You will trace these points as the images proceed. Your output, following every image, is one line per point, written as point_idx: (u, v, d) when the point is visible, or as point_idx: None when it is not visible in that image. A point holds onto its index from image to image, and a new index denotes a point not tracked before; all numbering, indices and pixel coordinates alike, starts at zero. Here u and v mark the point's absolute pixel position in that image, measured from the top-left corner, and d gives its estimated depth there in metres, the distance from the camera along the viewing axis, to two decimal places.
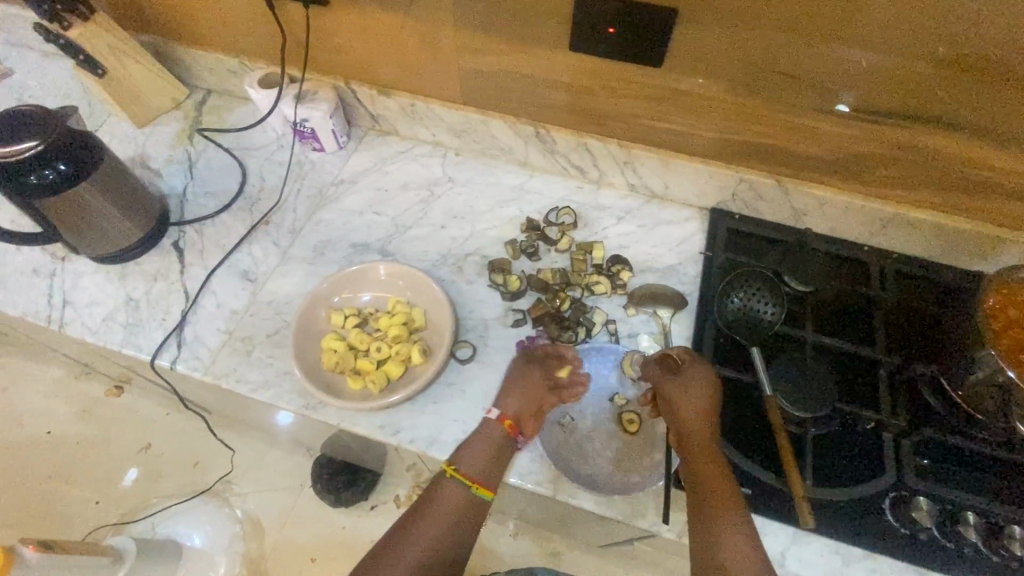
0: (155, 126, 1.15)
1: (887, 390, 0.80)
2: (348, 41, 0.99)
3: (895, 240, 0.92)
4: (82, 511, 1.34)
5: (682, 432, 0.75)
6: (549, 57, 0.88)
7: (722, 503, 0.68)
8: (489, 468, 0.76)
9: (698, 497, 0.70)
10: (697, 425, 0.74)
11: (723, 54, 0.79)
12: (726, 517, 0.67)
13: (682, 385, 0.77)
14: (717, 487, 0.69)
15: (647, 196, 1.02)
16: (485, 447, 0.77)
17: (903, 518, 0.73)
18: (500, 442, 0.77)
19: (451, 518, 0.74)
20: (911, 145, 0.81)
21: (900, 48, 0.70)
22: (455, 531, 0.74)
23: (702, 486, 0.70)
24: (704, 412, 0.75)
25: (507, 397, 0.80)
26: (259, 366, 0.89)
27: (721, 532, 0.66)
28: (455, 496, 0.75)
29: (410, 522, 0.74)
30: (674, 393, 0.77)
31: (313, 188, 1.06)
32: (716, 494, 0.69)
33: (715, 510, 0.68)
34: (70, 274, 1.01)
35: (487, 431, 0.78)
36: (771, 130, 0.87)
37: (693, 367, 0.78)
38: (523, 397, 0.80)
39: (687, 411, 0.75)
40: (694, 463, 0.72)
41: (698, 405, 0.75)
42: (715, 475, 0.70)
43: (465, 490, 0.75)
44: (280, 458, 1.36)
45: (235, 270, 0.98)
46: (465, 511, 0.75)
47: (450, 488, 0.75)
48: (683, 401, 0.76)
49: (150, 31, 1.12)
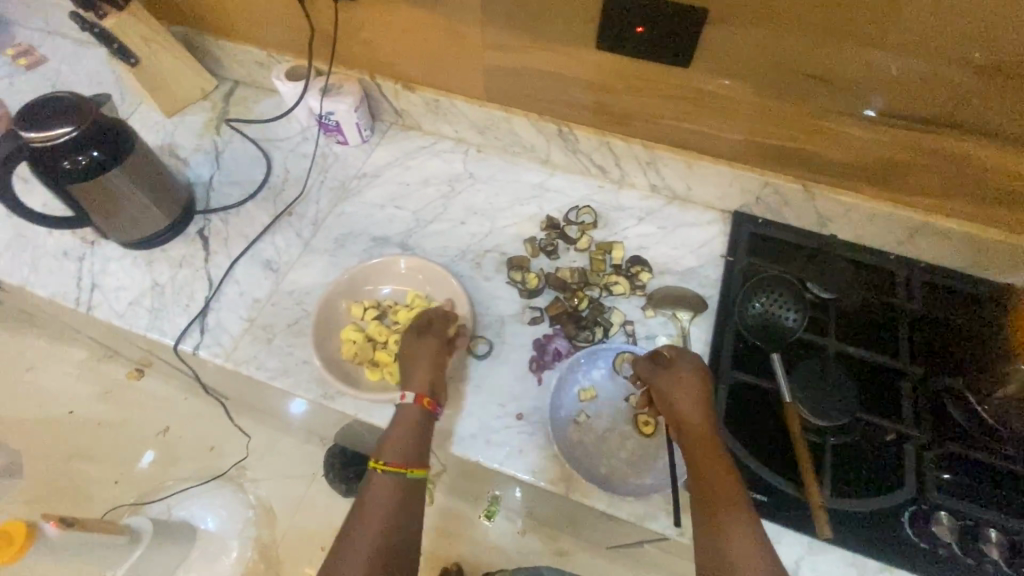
0: (184, 115, 1.17)
1: (910, 402, 0.78)
2: (375, 36, 0.99)
3: (924, 249, 0.90)
4: (102, 489, 1.37)
5: (678, 423, 0.73)
6: (575, 55, 0.88)
7: (724, 493, 0.66)
8: (413, 449, 0.75)
9: (699, 486, 0.68)
10: (694, 416, 0.73)
11: (751, 56, 0.78)
12: (729, 507, 0.65)
13: (674, 380, 0.76)
14: (718, 477, 0.68)
15: (668, 197, 1.02)
16: (407, 429, 0.76)
17: (922, 532, 0.72)
18: (417, 421, 0.76)
19: (388, 511, 0.71)
20: (944, 153, 0.79)
21: (935, 53, 0.69)
22: (393, 522, 0.71)
23: (702, 476, 0.68)
24: (699, 402, 0.74)
25: (410, 379, 0.79)
26: (279, 354, 0.90)
27: (725, 523, 0.64)
28: (386, 489, 0.73)
29: (350, 529, 0.70)
30: (669, 385, 0.75)
31: (336, 180, 1.07)
32: (718, 483, 0.67)
33: (718, 500, 0.66)
34: (98, 258, 1.03)
35: (404, 414, 0.77)
36: (798, 134, 0.85)
37: (683, 360, 0.77)
38: (427, 372, 0.80)
39: (683, 401, 0.74)
40: (692, 453, 0.71)
41: (694, 396, 0.74)
42: (716, 465, 0.69)
43: (397, 479, 0.73)
44: (293, 446, 1.38)
45: (258, 259, 1.00)
46: (398, 499, 0.72)
47: (382, 483, 0.73)
48: (678, 392, 0.74)
49: (182, 22, 1.14)
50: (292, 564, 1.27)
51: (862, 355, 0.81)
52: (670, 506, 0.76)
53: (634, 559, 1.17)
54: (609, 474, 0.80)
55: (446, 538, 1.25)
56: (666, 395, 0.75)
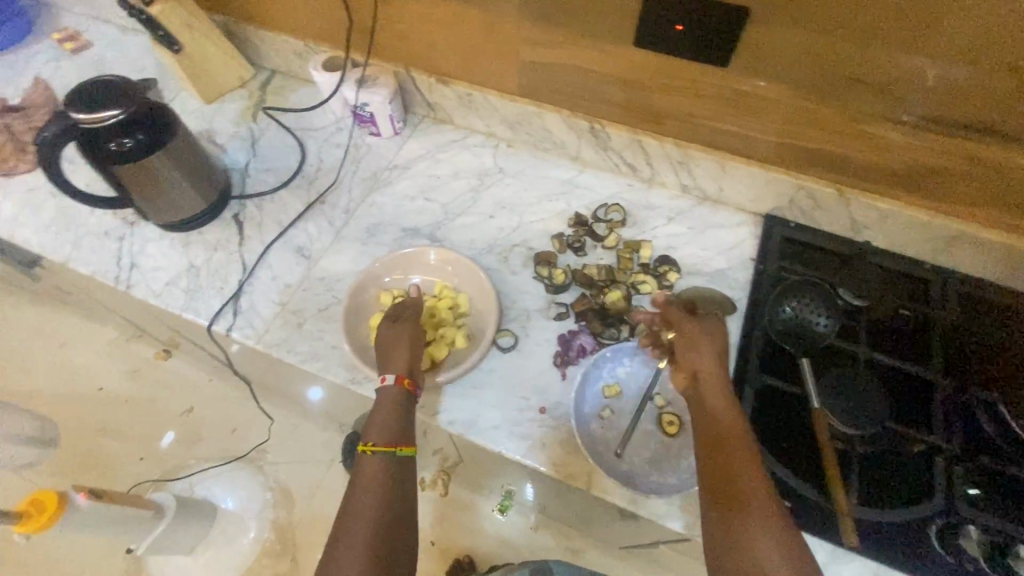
0: (222, 102, 1.20)
1: (942, 414, 0.77)
2: (412, 28, 1.00)
3: (961, 259, 0.88)
4: (129, 464, 1.41)
5: (694, 370, 0.73)
6: (612, 52, 0.88)
7: (736, 438, 0.66)
8: (398, 428, 0.75)
9: (710, 432, 0.67)
10: (712, 364, 0.72)
11: (791, 57, 0.77)
12: (740, 452, 0.64)
13: (699, 326, 0.76)
14: (731, 424, 0.67)
15: (699, 198, 1.01)
16: (391, 410, 0.76)
17: (950, 545, 0.71)
18: (399, 401, 0.77)
19: (380, 491, 0.69)
20: (987, 162, 0.77)
21: (982, 57, 0.67)
22: (386, 500, 0.68)
23: (715, 422, 0.68)
24: (718, 350, 0.74)
25: (388, 363, 0.80)
26: (309, 338, 0.92)
27: (734, 466, 0.63)
28: (377, 469, 0.71)
29: (343, 516, 0.67)
30: (691, 332, 0.75)
31: (368, 171, 1.09)
32: (730, 430, 0.67)
33: (730, 444, 0.65)
34: (137, 239, 1.06)
35: (388, 396, 0.77)
36: (835, 137, 0.84)
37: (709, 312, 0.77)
38: (403, 355, 0.80)
39: (702, 349, 0.73)
40: (706, 400, 0.70)
41: (713, 345, 0.74)
42: (728, 412, 0.68)
43: (388, 458, 0.72)
44: (314, 431, 1.41)
45: (290, 246, 1.02)
46: (389, 478, 0.70)
47: (374, 464, 0.71)
48: (700, 338, 0.75)
49: (224, 11, 1.17)
50: (309, 547, 1.30)
51: (893, 364, 0.80)
52: (692, 506, 0.76)
53: (647, 560, 1.17)
54: (631, 471, 0.81)
55: (460, 529, 1.27)
56: (686, 342, 0.75)
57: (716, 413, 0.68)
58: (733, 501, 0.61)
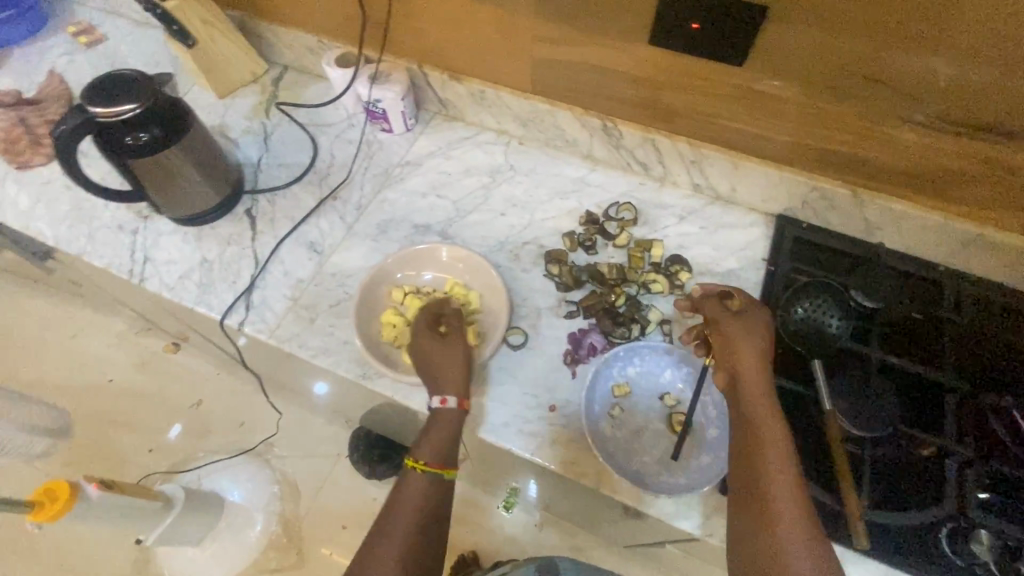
0: (235, 97, 1.20)
1: (955, 417, 0.77)
2: (426, 25, 1.00)
3: (975, 262, 0.87)
4: (139, 456, 1.43)
5: (734, 369, 0.73)
6: (627, 50, 0.88)
7: (773, 441, 0.66)
8: (448, 450, 0.77)
9: (746, 433, 0.67)
10: (753, 365, 0.72)
11: (809, 57, 0.77)
12: (775, 455, 0.65)
13: (741, 324, 0.75)
14: (769, 427, 0.67)
15: (710, 198, 1.01)
16: (444, 431, 0.78)
17: (960, 550, 0.71)
18: (451, 423, 0.78)
19: (418, 511, 0.72)
20: (1005, 165, 0.76)
21: (1004, 60, 0.67)
22: (423, 523, 0.71)
23: (752, 423, 0.68)
24: (757, 349, 0.73)
25: (439, 381, 0.80)
26: (321, 334, 0.92)
27: (768, 469, 0.64)
28: (421, 488, 0.74)
29: (379, 528, 0.71)
30: (734, 330, 0.75)
31: (380, 167, 1.09)
32: (767, 432, 0.67)
33: (765, 447, 0.65)
34: (151, 232, 1.07)
35: (441, 416, 0.78)
36: (851, 138, 0.83)
37: (752, 309, 0.76)
38: (457, 375, 0.80)
39: (744, 349, 0.73)
40: (745, 400, 0.70)
41: (756, 346, 0.73)
42: (767, 415, 0.68)
43: (434, 479, 0.75)
44: (321, 426, 1.41)
45: (302, 241, 1.02)
46: (429, 500, 0.73)
47: (421, 482, 0.74)
48: (740, 336, 0.74)
49: (238, 7, 1.17)
50: (315, 541, 1.31)
51: (906, 367, 0.80)
52: (702, 507, 0.76)
53: (651, 559, 1.17)
54: (642, 470, 0.81)
55: (465, 526, 1.27)
56: (727, 340, 0.74)
57: (755, 415, 0.68)
58: (765, 504, 0.62)
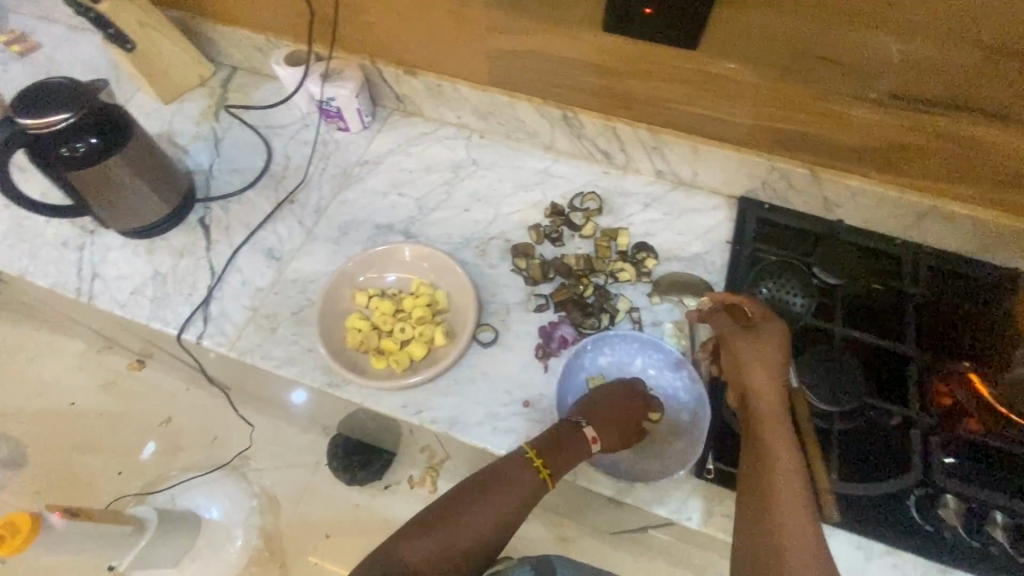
0: (181, 102, 1.15)
1: (917, 387, 0.78)
2: (376, 19, 0.98)
3: (931, 233, 0.89)
4: (106, 480, 1.37)
5: (748, 394, 0.72)
6: (580, 38, 0.87)
7: (785, 473, 0.66)
8: (560, 455, 0.75)
9: (759, 464, 0.68)
10: (768, 386, 0.71)
11: (760, 38, 0.77)
12: (786, 487, 0.65)
13: (755, 344, 0.73)
14: (782, 458, 0.67)
15: (674, 183, 1.01)
16: (564, 439, 0.76)
17: (929, 515, 0.72)
18: (570, 436, 0.76)
19: (496, 517, 0.73)
20: (953, 137, 0.78)
21: (946, 34, 0.68)
22: (490, 532, 0.72)
23: (765, 454, 0.68)
24: (774, 369, 0.72)
25: (585, 401, 0.81)
26: (284, 343, 0.90)
27: (778, 503, 0.64)
28: (515, 485, 0.74)
29: (464, 503, 0.73)
30: (748, 349, 0.73)
31: (338, 167, 1.06)
32: (781, 463, 0.67)
33: (779, 478, 0.66)
34: (98, 247, 1.02)
35: (566, 427, 0.77)
36: (806, 118, 0.84)
37: (767, 326, 0.74)
38: (606, 404, 0.79)
39: (757, 373, 0.72)
40: (759, 429, 0.70)
41: (772, 369, 0.72)
42: (782, 444, 0.68)
43: (531, 478, 0.74)
44: (296, 436, 1.37)
45: (260, 248, 0.99)
46: (509, 512, 0.73)
47: (521, 473, 0.74)
48: (754, 357, 0.73)
49: (179, 8, 1.12)
50: (297, 553, 1.27)
51: (869, 341, 0.81)
52: (677, 492, 0.77)
53: (639, 545, 1.17)
54: (617, 462, 0.81)
55: None
56: (739, 361, 0.73)
57: (768, 444, 0.68)
58: (773, 540, 0.63)
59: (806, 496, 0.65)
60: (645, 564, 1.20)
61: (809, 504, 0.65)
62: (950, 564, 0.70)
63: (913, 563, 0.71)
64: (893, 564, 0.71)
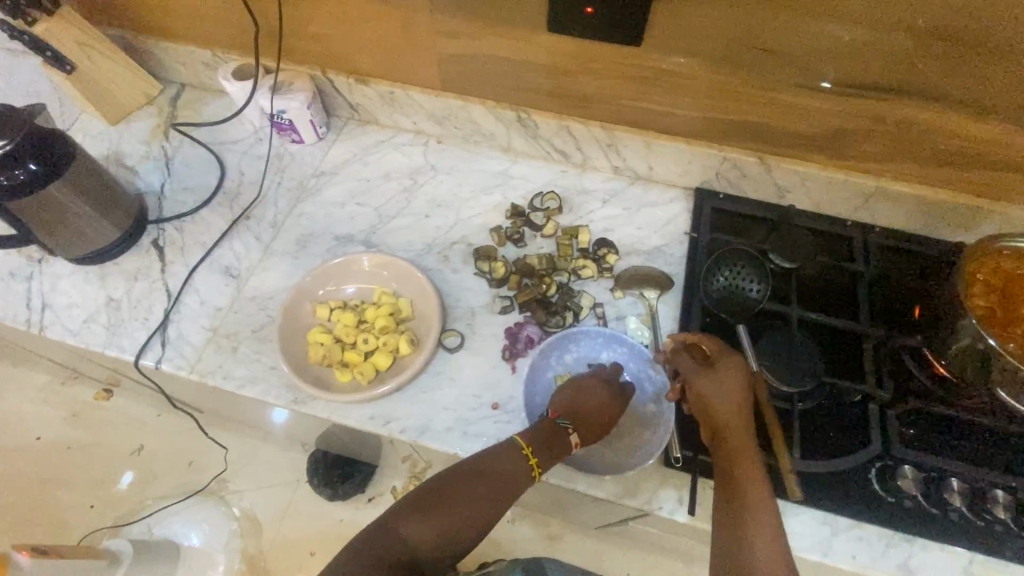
0: (128, 123, 1.13)
1: (872, 363, 0.81)
2: (323, 28, 0.97)
3: (878, 213, 0.92)
4: (76, 515, 1.33)
5: (716, 425, 0.73)
6: (526, 39, 0.87)
7: (759, 505, 0.67)
8: (545, 445, 0.75)
9: (732, 498, 0.68)
10: (735, 421, 0.72)
11: (701, 32, 0.79)
12: (759, 519, 0.66)
13: (718, 379, 0.75)
14: (754, 488, 0.68)
15: (631, 177, 1.02)
16: (548, 430, 0.76)
17: (889, 487, 0.74)
18: (552, 429, 0.77)
19: (487, 501, 0.72)
20: (892, 119, 0.81)
21: (877, 20, 0.71)
22: (482, 516, 0.72)
23: (737, 487, 0.69)
24: (740, 404, 0.73)
25: (562, 393, 0.81)
26: (246, 362, 0.88)
27: (752, 537, 0.65)
28: (506, 470, 0.72)
29: (456, 485, 0.72)
30: (710, 387, 0.74)
31: (294, 180, 1.04)
32: (752, 498, 0.67)
33: (749, 513, 0.66)
34: (48, 276, 0.99)
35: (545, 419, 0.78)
36: (752, 108, 0.86)
37: (727, 360, 0.76)
38: (585, 397, 0.80)
39: (724, 406, 0.73)
40: (731, 461, 0.71)
41: (737, 401, 0.73)
42: (753, 475, 0.69)
43: (520, 464, 0.73)
44: (273, 454, 1.35)
45: (217, 266, 0.97)
46: (501, 497, 0.72)
47: (510, 458, 0.73)
48: (719, 392, 0.74)
49: (120, 26, 1.09)
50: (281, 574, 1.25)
51: (824, 321, 0.83)
52: (648, 483, 0.78)
53: (624, 537, 1.18)
54: (588, 457, 0.82)
55: None
56: (705, 398, 0.74)
57: (740, 476, 0.69)
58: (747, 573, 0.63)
59: (778, 527, 0.66)
60: (631, 556, 1.20)
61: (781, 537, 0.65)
62: (910, 531, 0.73)
63: (877, 534, 0.73)
64: (858, 536, 0.73)
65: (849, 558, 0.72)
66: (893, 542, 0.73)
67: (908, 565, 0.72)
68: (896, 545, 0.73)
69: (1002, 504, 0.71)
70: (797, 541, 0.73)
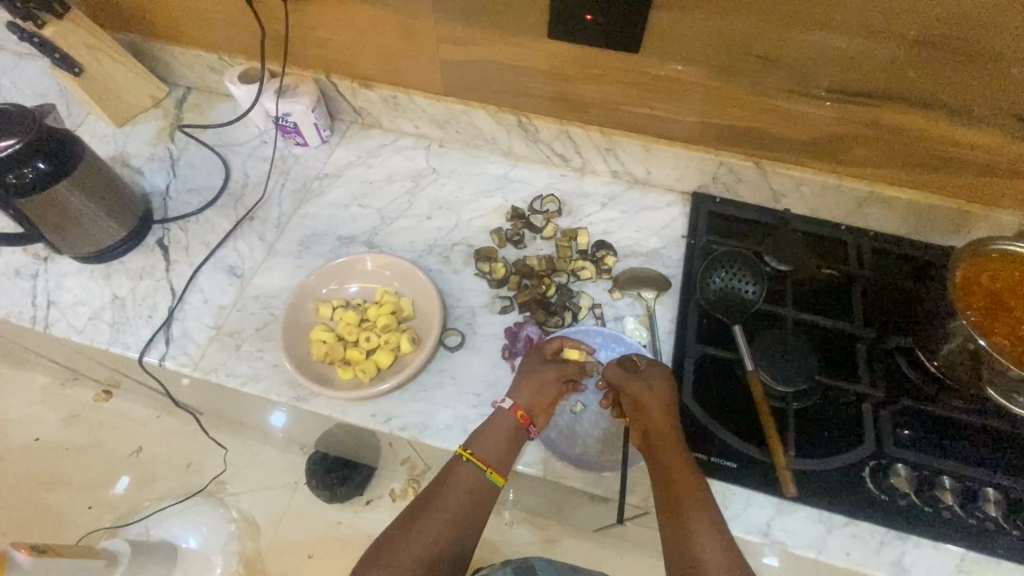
0: (135, 125, 1.15)
1: (865, 363, 0.82)
2: (329, 34, 0.99)
3: (872, 217, 0.93)
4: (74, 515, 1.33)
5: (649, 432, 0.75)
6: (529, 46, 0.89)
7: (697, 507, 0.69)
8: (503, 455, 0.78)
9: (670, 497, 0.71)
10: (665, 426, 0.74)
11: (697, 40, 0.81)
12: (697, 514, 0.69)
13: (645, 385, 0.77)
14: (687, 484, 0.71)
15: (629, 182, 1.04)
16: (503, 438, 0.78)
17: (882, 484, 0.74)
18: (513, 430, 0.79)
19: (455, 517, 0.75)
20: (885, 125, 0.83)
21: (868, 30, 0.73)
22: (450, 539, 0.73)
23: (673, 484, 0.71)
24: (669, 407, 0.76)
25: (519, 386, 0.81)
26: (249, 359, 0.89)
27: (694, 533, 0.68)
28: (464, 483, 0.76)
29: (417, 514, 0.75)
30: (639, 394, 0.76)
31: (298, 182, 1.06)
32: (690, 500, 0.70)
33: (688, 514, 0.69)
34: (53, 274, 1.00)
35: (500, 419, 0.79)
36: (748, 114, 0.88)
37: (652, 368, 0.79)
38: (547, 397, 0.81)
39: (654, 411, 0.75)
40: (663, 460, 0.73)
41: (665, 406, 0.76)
42: (684, 471, 0.72)
43: (477, 475, 0.77)
44: (272, 456, 1.35)
45: (221, 266, 0.98)
46: (464, 515, 0.75)
47: (463, 473, 0.77)
48: (649, 399, 0.76)
49: (128, 30, 1.11)
50: None
51: (819, 322, 0.85)
52: (645, 481, 0.79)
53: (622, 540, 1.18)
54: (585, 454, 0.82)
55: None
56: (636, 404, 0.76)
57: (673, 473, 0.72)
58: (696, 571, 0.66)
59: (718, 525, 0.69)
60: (629, 559, 1.20)
61: (726, 536, 0.68)
62: (904, 529, 0.73)
63: (873, 532, 0.74)
64: (853, 533, 0.74)
65: (843, 555, 0.73)
66: (888, 540, 0.74)
67: (901, 563, 0.72)
68: (889, 542, 0.74)
69: (994, 502, 0.72)
70: (792, 538, 0.74)
